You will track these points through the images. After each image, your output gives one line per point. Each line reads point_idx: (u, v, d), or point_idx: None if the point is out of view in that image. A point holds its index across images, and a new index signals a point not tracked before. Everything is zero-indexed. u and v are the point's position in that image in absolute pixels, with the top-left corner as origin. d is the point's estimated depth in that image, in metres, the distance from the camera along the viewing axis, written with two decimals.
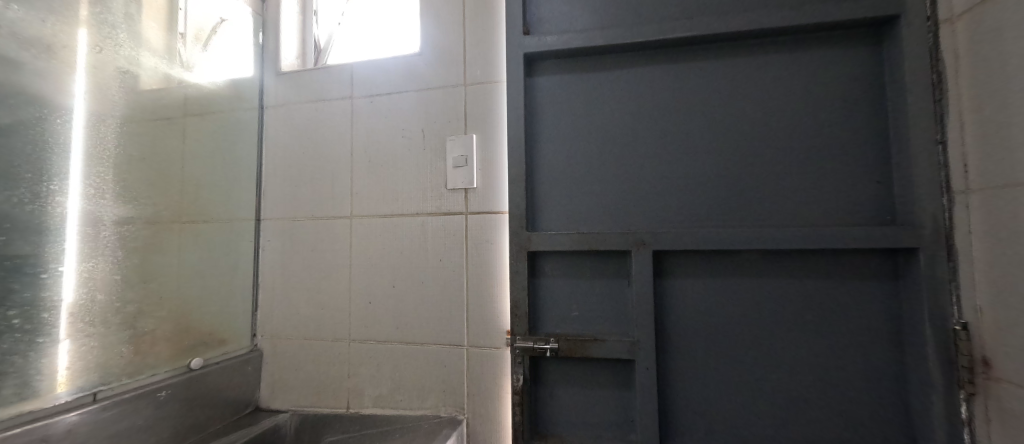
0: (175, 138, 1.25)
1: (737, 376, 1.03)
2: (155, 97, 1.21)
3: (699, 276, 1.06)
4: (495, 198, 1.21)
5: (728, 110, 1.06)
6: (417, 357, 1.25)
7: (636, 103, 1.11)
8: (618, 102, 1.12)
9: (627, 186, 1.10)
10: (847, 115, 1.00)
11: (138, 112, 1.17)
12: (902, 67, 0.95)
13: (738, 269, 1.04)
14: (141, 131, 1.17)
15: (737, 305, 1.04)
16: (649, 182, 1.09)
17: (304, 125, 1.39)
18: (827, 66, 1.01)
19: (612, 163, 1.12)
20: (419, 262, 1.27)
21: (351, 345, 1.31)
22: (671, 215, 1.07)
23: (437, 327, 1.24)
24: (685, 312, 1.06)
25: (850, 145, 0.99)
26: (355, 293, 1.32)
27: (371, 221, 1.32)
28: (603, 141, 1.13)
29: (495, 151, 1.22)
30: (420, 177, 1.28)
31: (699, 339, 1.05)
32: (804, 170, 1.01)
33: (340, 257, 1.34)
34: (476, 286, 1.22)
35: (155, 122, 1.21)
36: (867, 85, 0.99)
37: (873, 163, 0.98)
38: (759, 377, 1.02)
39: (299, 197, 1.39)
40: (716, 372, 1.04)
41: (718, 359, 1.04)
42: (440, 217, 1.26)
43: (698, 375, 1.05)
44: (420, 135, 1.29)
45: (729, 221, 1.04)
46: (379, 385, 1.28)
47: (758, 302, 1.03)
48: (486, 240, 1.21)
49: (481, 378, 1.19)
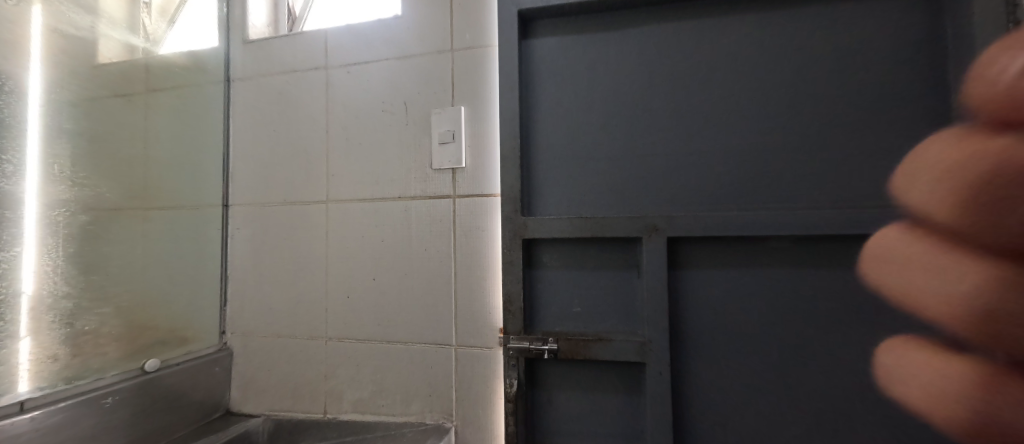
0: (134, 118, 1.20)
1: (765, 382, 0.89)
2: (112, 76, 1.18)
3: (721, 267, 0.91)
4: (487, 179, 1.07)
5: (757, 73, 0.91)
6: (401, 358, 1.12)
7: (648, 68, 0.96)
8: (626, 67, 0.97)
9: (638, 164, 0.95)
10: (900, 76, 0.84)
11: (91, 90, 1.13)
12: (971, 18, 0.80)
13: (767, 258, 0.89)
14: (94, 110, 1.12)
15: (765, 300, 0.89)
16: (662, 159, 0.94)
17: (274, 100, 1.25)
18: (876, 20, 0.86)
19: (621, 138, 0.97)
20: (402, 253, 1.13)
21: (329, 344, 1.18)
22: (690, 196, 0.92)
23: (422, 324, 1.11)
24: (704, 309, 0.92)
25: (903, 113, 0.84)
26: (332, 286, 1.18)
27: (349, 206, 1.18)
28: (611, 113, 0.98)
29: (487, 125, 1.07)
30: (401, 157, 1.14)
31: (720, 339, 0.91)
32: (846, 143, 0.86)
33: (315, 246, 1.20)
34: (465, 279, 1.08)
35: (112, 101, 1.16)
36: (927, 41, 0.83)
37: (931, 134, 0.83)
38: (789, 383, 0.88)
39: (269, 180, 1.24)
40: (740, 376, 0.90)
41: (743, 362, 0.90)
42: (425, 201, 1.12)
43: (720, 380, 0.91)
44: (402, 109, 1.14)
45: (756, 203, 0.89)
46: (359, 388, 1.15)
47: (788, 297, 0.89)
48: (476, 227, 1.07)
49: (471, 382, 1.07)
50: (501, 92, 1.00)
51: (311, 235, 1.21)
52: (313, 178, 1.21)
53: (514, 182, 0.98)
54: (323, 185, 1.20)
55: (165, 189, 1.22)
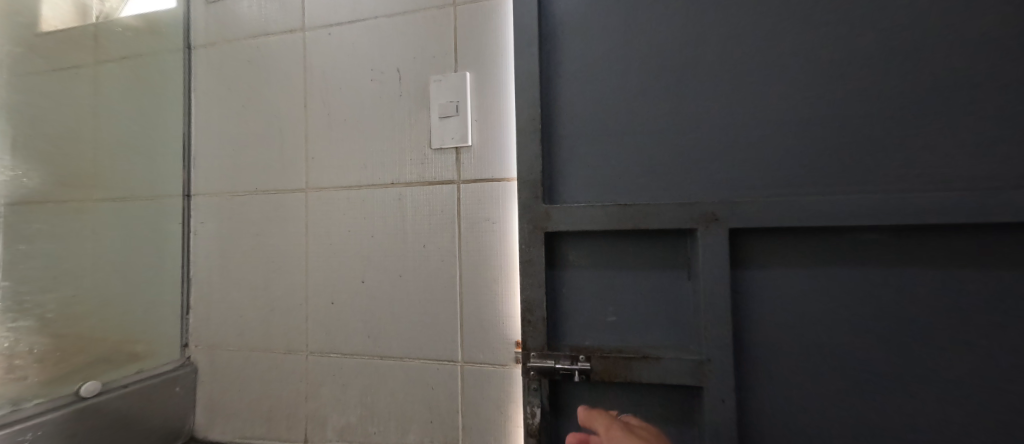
0: (86, 91, 0.99)
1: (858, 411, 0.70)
2: (63, 40, 0.97)
3: (797, 265, 0.72)
4: (498, 159, 0.88)
5: (843, 18, 0.71)
6: (396, 376, 0.93)
7: (698, 16, 0.76)
8: (671, 16, 0.78)
9: (690, 137, 0.76)
10: None
11: (38, 57, 0.93)
12: None
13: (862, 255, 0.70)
14: (37, 80, 0.92)
15: (860, 309, 0.70)
16: (722, 130, 0.75)
17: (242, 71, 1.05)
18: None
19: (668, 105, 0.77)
20: (396, 251, 0.94)
21: (309, 360, 0.99)
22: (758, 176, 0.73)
23: (421, 336, 0.92)
24: (776, 319, 0.72)
25: None
26: (313, 291, 0.99)
27: (332, 195, 0.99)
28: (655, 74, 0.78)
29: (497, 95, 0.88)
30: (395, 134, 0.95)
31: (800, 357, 0.71)
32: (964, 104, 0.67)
33: (293, 243, 1.01)
34: (473, 282, 0.89)
35: (62, 71, 0.96)
36: None
37: None
38: (895, 415, 0.68)
39: (238, 165, 1.05)
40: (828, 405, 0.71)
41: (831, 387, 0.70)
42: (423, 187, 0.93)
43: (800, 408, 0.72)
44: (395, 78, 0.95)
45: (844, 184, 0.70)
46: (347, 412, 0.97)
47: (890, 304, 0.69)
48: (485, 218, 0.89)
49: (481, 406, 0.88)
50: (515, 50, 0.81)
51: (288, 230, 1.01)
52: (289, 162, 1.02)
53: (534, 161, 0.79)
54: (301, 170, 1.01)
55: (117, 176, 1.03)
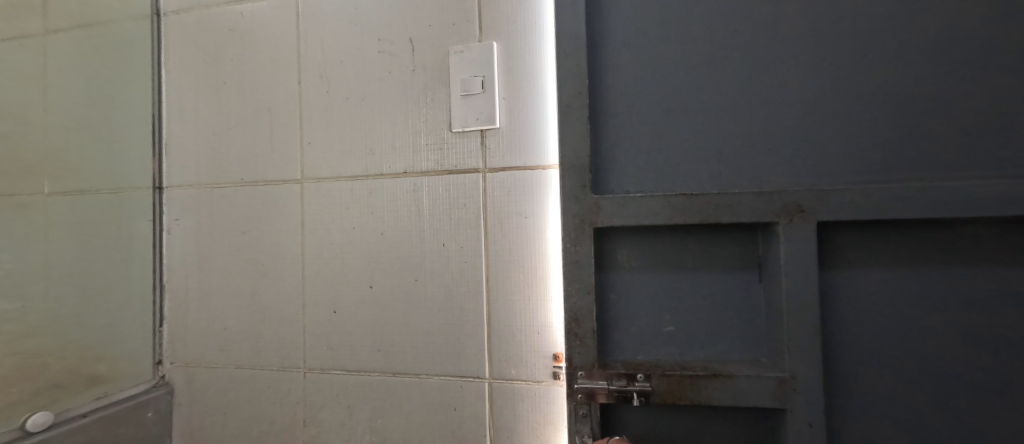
0: (35, 64, 0.83)
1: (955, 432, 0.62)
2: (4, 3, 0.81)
3: (886, 264, 0.63)
4: (532, 143, 0.76)
5: None
6: (412, 396, 0.81)
7: None
8: None
9: (768, 116, 0.65)
10: None
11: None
12: None
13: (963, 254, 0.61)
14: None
15: (960, 315, 0.61)
16: (804, 109, 0.64)
17: (223, 41, 0.89)
18: None
19: (741, 79, 0.66)
20: (411, 251, 0.81)
21: (307, 379, 0.85)
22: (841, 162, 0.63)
23: (441, 349, 0.80)
24: (859, 326, 0.64)
25: None
26: (311, 298, 0.85)
27: (334, 186, 0.85)
28: (725, 42, 0.66)
29: (530, 68, 0.76)
30: (409, 115, 0.81)
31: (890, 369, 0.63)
32: None
33: (287, 242, 0.87)
34: (503, 287, 0.77)
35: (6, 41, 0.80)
36: None
37: None
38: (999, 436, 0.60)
39: (221, 152, 0.89)
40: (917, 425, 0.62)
41: (926, 407, 0.62)
42: (442, 177, 0.80)
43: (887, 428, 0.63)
44: (409, 49, 0.81)
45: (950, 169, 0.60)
46: (352, 439, 0.83)
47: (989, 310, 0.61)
48: (516, 213, 0.76)
49: (513, 430, 0.76)
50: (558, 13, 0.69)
51: (280, 228, 0.87)
52: (280, 148, 0.87)
53: (581, 144, 0.68)
54: (295, 157, 0.86)
55: (71, 167, 0.86)
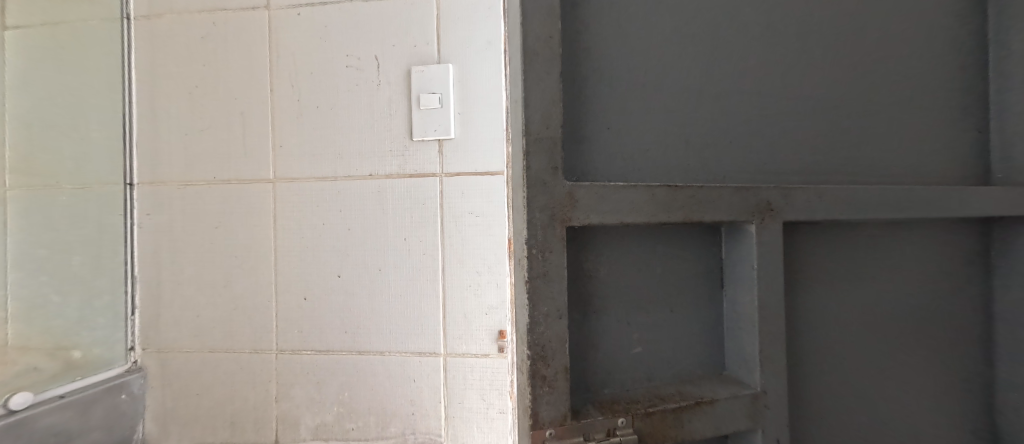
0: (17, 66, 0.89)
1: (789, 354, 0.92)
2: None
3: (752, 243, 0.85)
4: (483, 152, 0.90)
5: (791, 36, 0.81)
6: (376, 372, 0.92)
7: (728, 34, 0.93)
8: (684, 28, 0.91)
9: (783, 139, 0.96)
10: None
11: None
12: None
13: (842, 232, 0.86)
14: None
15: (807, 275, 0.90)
16: (704, 134, 0.91)
17: (196, 47, 0.95)
18: None
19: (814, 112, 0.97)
20: (377, 244, 0.92)
21: (279, 360, 0.94)
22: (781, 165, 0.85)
23: (403, 330, 0.92)
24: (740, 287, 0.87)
25: None
26: (283, 286, 0.94)
27: (306, 186, 0.94)
28: (686, 79, 0.91)
29: (482, 90, 0.90)
30: (375, 123, 0.92)
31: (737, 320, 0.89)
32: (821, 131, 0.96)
33: (261, 236, 0.95)
34: (455, 274, 0.91)
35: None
36: None
37: None
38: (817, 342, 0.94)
39: (195, 151, 0.96)
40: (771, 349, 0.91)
41: None
42: (404, 179, 0.91)
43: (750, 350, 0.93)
44: (374, 66, 0.92)
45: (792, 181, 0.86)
46: (322, 411, 0.94)
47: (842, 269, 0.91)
48: (469, 211, 0.90)
49: (465, 395, 0.91)
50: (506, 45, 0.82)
51: (253, 222, 0.95)
52: (254, 150, 0.95)
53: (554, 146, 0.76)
54: (268, 159, 0.94)
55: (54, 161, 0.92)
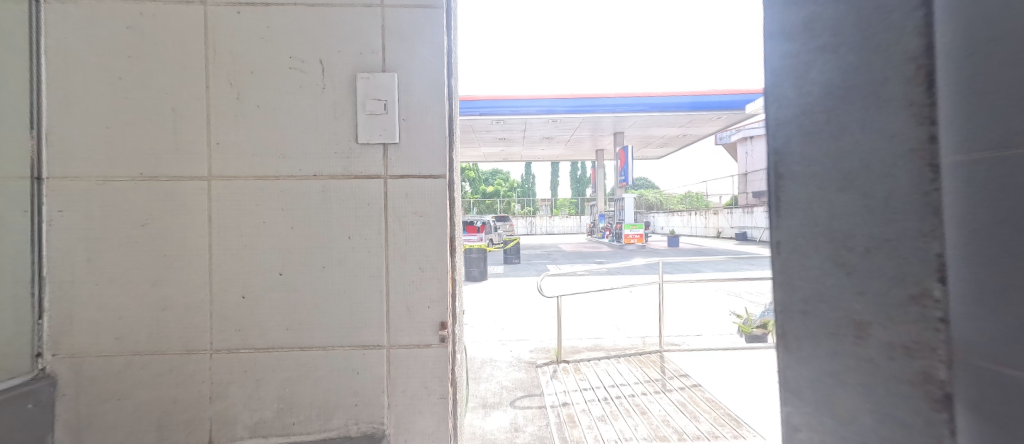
0: None
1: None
2: None
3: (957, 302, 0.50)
4: (426, 157, 0.98)
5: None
6: (319, 367, 0.96)
7: None
8: None
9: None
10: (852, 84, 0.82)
11: None
12: None
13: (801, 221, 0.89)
14: None
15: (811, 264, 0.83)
16: None
17: (120, 38, 0.91)
18: None
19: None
20: (321, 242, 0.96)
21: (215, 359, 0.94)
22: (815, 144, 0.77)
23: (347, 323, 0.97)
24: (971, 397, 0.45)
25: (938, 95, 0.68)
26: (219, 284, 0.94)
27: (245, 184, 0.94)
28: None
29: (425, 100, 0.98)
30: (320, 126, 0.95)
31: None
32: None
33: (194, 234, 0.93)
34: (399, 270, 0.98)
35: None
36: None
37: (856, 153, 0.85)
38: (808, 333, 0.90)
39: (118, 145, 0.91)
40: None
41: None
42: (348, 180, 0.96)
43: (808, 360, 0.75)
44: (319, 69, 0.95)
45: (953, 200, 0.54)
46: (261, 408, 0.95)
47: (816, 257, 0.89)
48: (413, 212, 0.98)
49: (408, 383, 0.98)
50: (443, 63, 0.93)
51: (185, 220, 0.93)
52: (188, 146, 0.93)
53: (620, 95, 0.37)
54: (204, 156, 0.93)
55: None
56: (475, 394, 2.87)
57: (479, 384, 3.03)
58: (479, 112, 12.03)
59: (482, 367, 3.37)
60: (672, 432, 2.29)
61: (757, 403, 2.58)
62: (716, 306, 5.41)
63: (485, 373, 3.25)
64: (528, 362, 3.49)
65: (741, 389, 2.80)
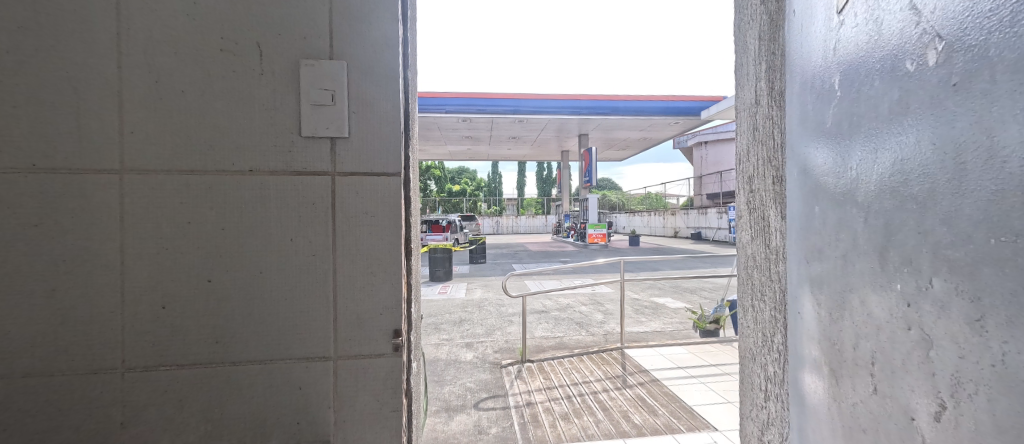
0: None
1: (844, 368, 0.80)
2: None
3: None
4: (378, 153, 0.94)
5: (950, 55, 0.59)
6: (256, 382, 0.92)
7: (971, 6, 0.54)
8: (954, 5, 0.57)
9: (835, 123, 0.83)
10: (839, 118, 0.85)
11: None
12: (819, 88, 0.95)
13: (822, 234, 0.87)
14: None
15: (834, 271, 0.83)
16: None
17: (18, 18, 0.82)
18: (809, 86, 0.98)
19: (813, 101, 0.92)
20: (258, 246, 0.91)
21: (127, 378, 0.88)
22: (851, 159, 0.77)
23: (289, 329, 0.92)
24: None
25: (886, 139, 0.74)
26: (134, 293, 0.87)
27: (163, 183, 0.87)
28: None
29: (379, 89, 0.94)
30: (259, 119, 0.89)
31: None
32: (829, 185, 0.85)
33: (110, 237, 0.86)
34: (348, 275, 0.94)
35: None
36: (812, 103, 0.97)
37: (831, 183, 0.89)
38: (816, 341, 0.90)
39: (13, 136, 0.82)
40: (867, 373, 0.74)
41: None
42: (291, 177, 0.91)
43: (879, 378, 0.71)
44: (256, 53, 0.89)
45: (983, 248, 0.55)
46: (190, 423, 0.90)
47: (816, 266, 0.89)
48: (363, 213, 0.94)
49: (355, 395, 0.95)
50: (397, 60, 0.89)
51: (93, 218, 0.85)
52: (96, 136, 0.85)
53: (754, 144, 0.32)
54: (114, 146, 0.85)
55: None
56: (436, 396, 2.79)
57: (441, 386, 2.96)
58: (444, 109, 11.83)
59: (445, 368, 3.29)
60: (631, 427, 2.34)
61: (711, 396, 2.69)
62: (673, 303, 5.62)
63: (447, 374, 3.18)
64: (491, 362, 3.45)
65: (696, 382, 2.91)
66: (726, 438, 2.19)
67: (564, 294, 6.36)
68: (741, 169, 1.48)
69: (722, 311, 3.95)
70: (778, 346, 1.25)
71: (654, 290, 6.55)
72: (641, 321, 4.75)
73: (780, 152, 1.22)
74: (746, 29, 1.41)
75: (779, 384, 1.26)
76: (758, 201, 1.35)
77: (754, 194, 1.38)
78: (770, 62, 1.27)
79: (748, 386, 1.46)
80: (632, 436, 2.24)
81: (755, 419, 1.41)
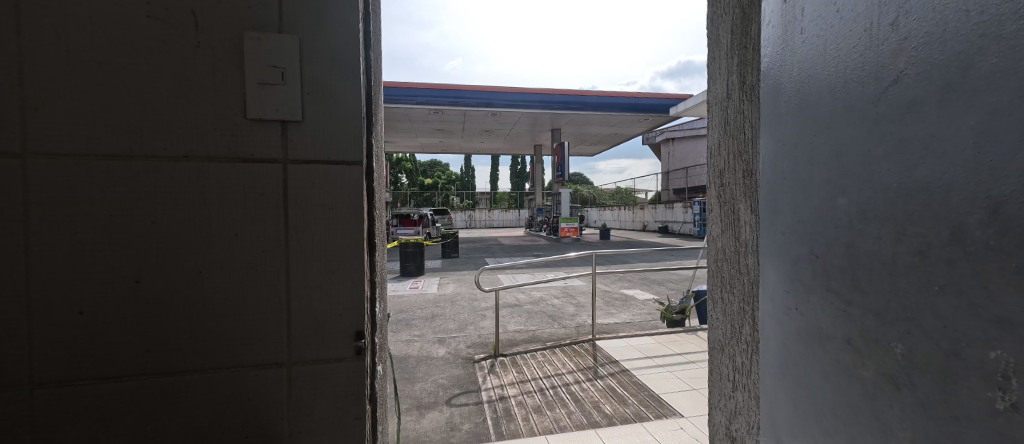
0: None
1: (927, 375, 0.65)
2: None
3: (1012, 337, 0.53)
4: (336, 141, 0.90)
5: (943, 67, 0.62)
6: (198, 393, 0.86)
7: (994, 17, 0.55)
8: (975, 21, 0.57)
9: (900, 103, 0.69)
10: (827, 113, 0.87)
11: None
12: (793, 82, 0.98)
13: (877, 226, 0.73)
14: None
15: (898, 267, 0.69)
16: None
17: None
18: (792, 78, 0.99)
19: (857, 83, 0.79)
20: (197, 243, 0.84)
21: (37, 395, 0.79)
22: (940, 140, 0.62)
23: (239, 327, 0.87)
24: None
25: (849, 136, 0.80)
26: (45, 297, 0.78)
27: (75, 172, 0.78)
28: None
29: (335, 71, 0.89)
30: (200, 99, 0.83)
31: None
32: (829, 180, 0.86)
33: (17, 229, 0.76)
34: (305, 271, 0.89)
35: None
36: (790, 99, 0.99)
37: (807, 175, 0.93)
38: (862, 343, 0.78)
39: None
40: (955, 378, 0.61)
41: None
42: (238, 165, 0.85)
43: (1014, 388, 0.53)
44: (191, 22, 0.82)
45: (939, 238, 0.62)
46: (123, 433, 0.83)
47: (862, 262, 0.77)
48: (322, 205, 0.89)
49: (316, 400, 0.91)
50: (349, 57, 0.90)
51: None
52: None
53: None
54: (14, 124, 0.76)
55: None
56: (407, 394, 2.70)
57: (413, 384, 2.87)
58: (415, 100, 11.51)
59: (416, 365, 3.21)
60: (603, 417, 2.36)
61: (679, 384, 2.76)
62: (642, 294, 5.76)
63: (419, 371, 3.09)
64: (465, 358, 3.39)
65: (664, 370, 2.98)
66: (692, 424, 2.25)
67: (536, 287, 6.38)
68: (712, 163, 1.49)
69: (688, 302, 4.08)
70: (746, 337, 1.27)
71: (624, 282, 6.70)
72: (612, 313, 4.84)
73: (750, 147, 1.23)
74: (719, 23, 1.41)
75: (746, 373, 1.28)
76: (729, 194, 1.36)
77: (724, 187, 1.40)
78: (742, 56, 1.27)
79: (717, 376, 1.49)
80: (604, 426, 2.26)
81: (722, 409, 1.44)
